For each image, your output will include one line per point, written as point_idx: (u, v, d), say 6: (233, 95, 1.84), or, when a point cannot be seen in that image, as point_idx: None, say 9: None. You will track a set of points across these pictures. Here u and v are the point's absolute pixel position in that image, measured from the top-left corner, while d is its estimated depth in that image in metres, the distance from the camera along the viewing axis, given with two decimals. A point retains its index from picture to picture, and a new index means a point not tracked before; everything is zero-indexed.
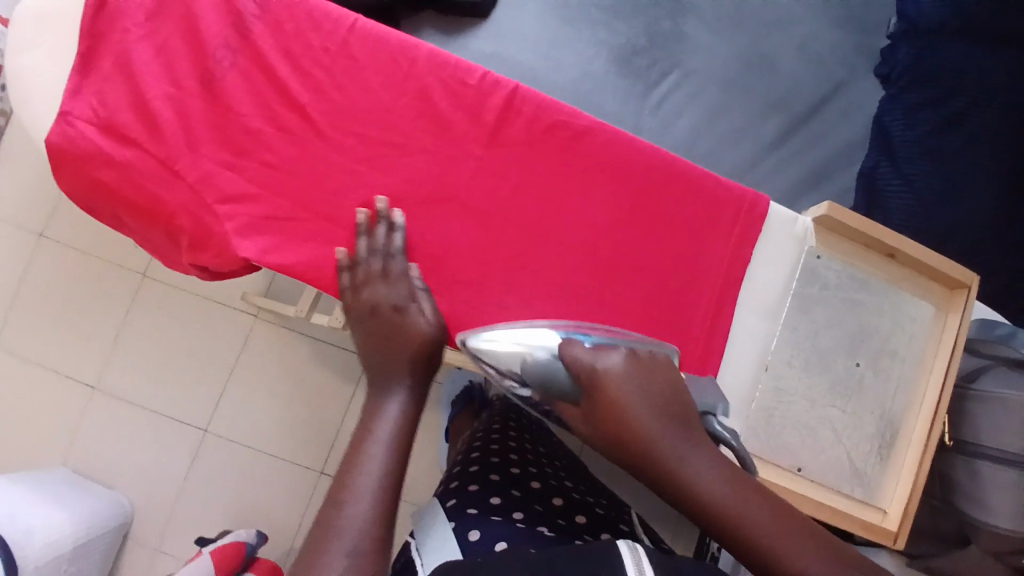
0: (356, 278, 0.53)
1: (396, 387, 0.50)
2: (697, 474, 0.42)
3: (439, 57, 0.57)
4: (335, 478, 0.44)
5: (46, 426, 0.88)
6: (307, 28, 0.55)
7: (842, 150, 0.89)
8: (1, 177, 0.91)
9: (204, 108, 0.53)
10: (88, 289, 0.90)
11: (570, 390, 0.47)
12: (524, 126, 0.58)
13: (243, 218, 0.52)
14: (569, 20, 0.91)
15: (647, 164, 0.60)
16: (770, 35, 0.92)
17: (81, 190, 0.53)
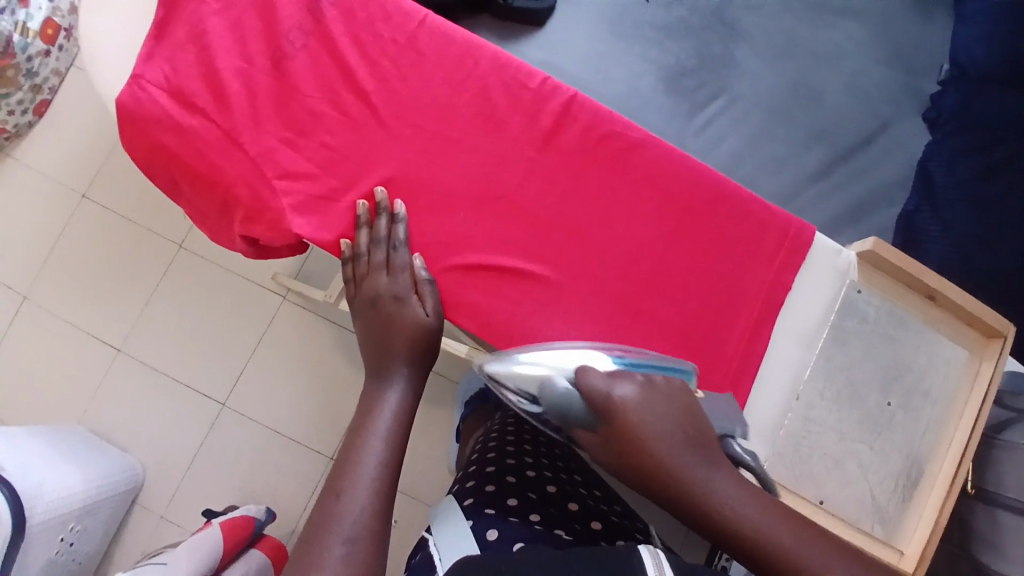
0: (358, 269, 0.56)
1: (395, 379, 0.57)
2: (721, 495, 0.44)
3: (503, 59, 0.59)
4: (337, 469, 0.52)
5: (110, 402, 1.18)
6: (378, 18, 0.58)
7: (884, 189, 0.94)
8: (125, 192, 1.22)
9: (273, 86, 0.57)
10: (189, 279, 1.20)
11: (587, 420, 0.47)
12: (579, 132, 0.59)
13: (299, 196, 0.55)
14: (622, 36, 0.96)
15: (698, 182, 0.59)
16: (822, 68, 0.97)
17: (145, 152, 0.57)
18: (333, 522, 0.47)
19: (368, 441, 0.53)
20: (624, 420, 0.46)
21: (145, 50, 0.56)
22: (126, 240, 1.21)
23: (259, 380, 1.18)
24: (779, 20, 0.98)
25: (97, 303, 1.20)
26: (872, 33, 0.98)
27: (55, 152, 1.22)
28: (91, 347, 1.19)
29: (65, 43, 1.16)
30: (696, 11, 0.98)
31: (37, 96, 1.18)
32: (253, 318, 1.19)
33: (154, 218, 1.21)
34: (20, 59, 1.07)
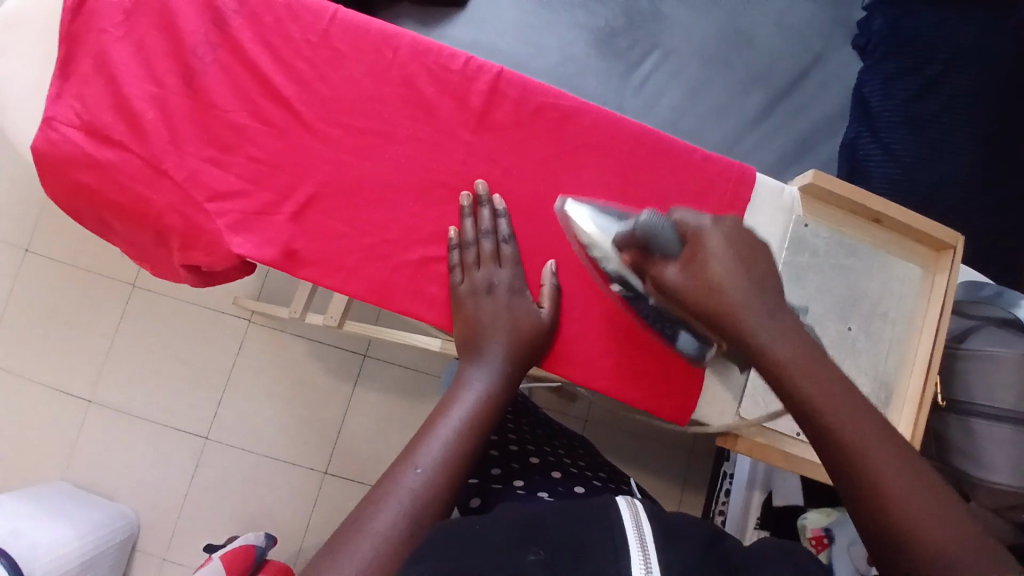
0: (467, 257, 0.55)
1: (486, 361, 0.53)
2: (771, 336, 0.45)
3: (422, 44, 0.58)
4: (406, 447, 0.49)
5: (90, 453, 1.15)
6: (287, 20, 0.57)
7: (825, 121, 0.95)
8: (67, 240, 1.18)
9: (189, 105, 0.55)
10: (148, 318, 1.17)
11: (667, 249, 0.51)
12: (510, 108, 0.58)
13: (234, 215, 0.54)
14: (545, 6, 0.95)
15: (635, 139, 0.59)
16: (747, 10, 0.98)
17: (70, 194, 0.55)
18: (386, 495, 0.45)
19: (437, 430, 0.49)
20: (705, 249, 0.49)
21: (51, 89, 0.54)
22: (77, 288, 1.17)
23: (239, 407, 1.16)
24: None
25: (59, 356, 1.16)
26: None
27: None
28: (60, 401, 1.16)
29: None
30: None
31: None
32: (223, 345, 1.17)
33: (103, 262, 1.18)
34: None
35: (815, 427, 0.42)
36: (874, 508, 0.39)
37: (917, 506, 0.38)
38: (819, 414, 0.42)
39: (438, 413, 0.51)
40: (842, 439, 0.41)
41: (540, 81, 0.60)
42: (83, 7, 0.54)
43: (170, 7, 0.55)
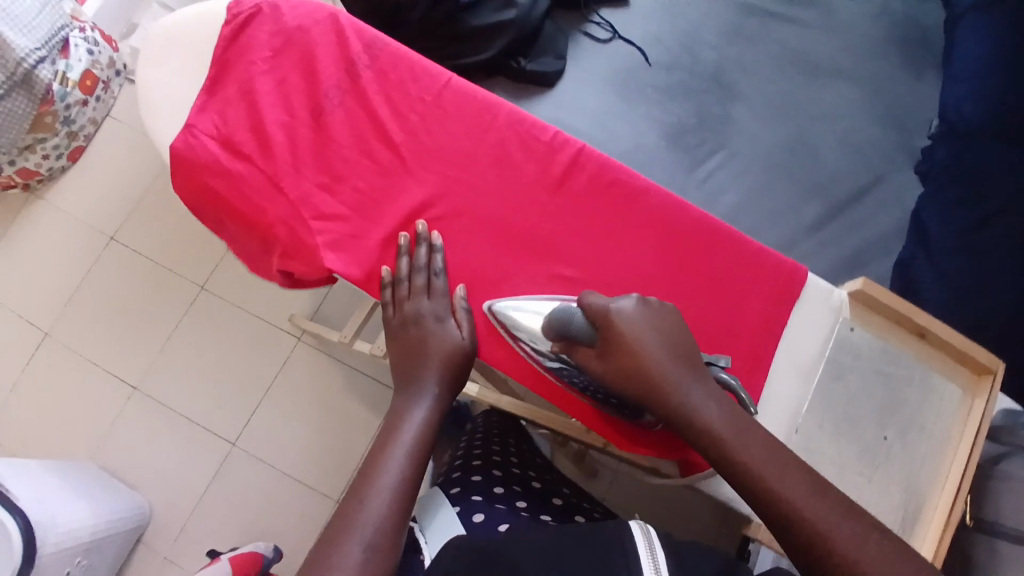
0: (400, 291, 0.60)
1: (422, 392, 0.57)
2: (700, 413, 0.53)
3: (520, 117, 0.64)
4: (357, 478, 0.52)
5: (122, 439, 1.20)
6: (408, 79, 0.64)
7: (880, 238, 0.99)
8: (154, 236, 1.29)
9: (311, 136, 0.62)
10: (209, 321, 1.24)
11: (583, 337, 0.57)
12: (589, 182, 0.64)
13: (333, 235, 0.60)
14: (624, 97, 1.04)
15: (699, 226, 0.64)
16: (814, 126, 1.05)
17: (194, 198, 0.62)
18: (349, 528, 0.48)
19: (389, 453, 0.53)
20: (620, 333, 0.56)
21: (198, 103, 0.62)
22: (151, 281, 1.26)
23: (271, 420, 1.20)
24: (773, 83, 1.07)
25: (118, 341, 1.24)
26: (859, 94, 1.07)
27: (93, 199, 1.32)
28: (107, 384, 1.22)
29: (103, 93, 1.32)
30: (694, 74, 1.07)
31: (72, 141, 1.31)
32: (268, 357, 1.23)
33: (179, 260, 1.27)
34: (59, 107, 1.23)
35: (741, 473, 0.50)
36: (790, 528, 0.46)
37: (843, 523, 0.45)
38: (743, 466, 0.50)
39: (384, 445, 0.54)
40: (761, 481, 0.49)
41: (618, 162, 0.66)
42: (236, 41, 0.63)
43: (311, 52, 0.63)
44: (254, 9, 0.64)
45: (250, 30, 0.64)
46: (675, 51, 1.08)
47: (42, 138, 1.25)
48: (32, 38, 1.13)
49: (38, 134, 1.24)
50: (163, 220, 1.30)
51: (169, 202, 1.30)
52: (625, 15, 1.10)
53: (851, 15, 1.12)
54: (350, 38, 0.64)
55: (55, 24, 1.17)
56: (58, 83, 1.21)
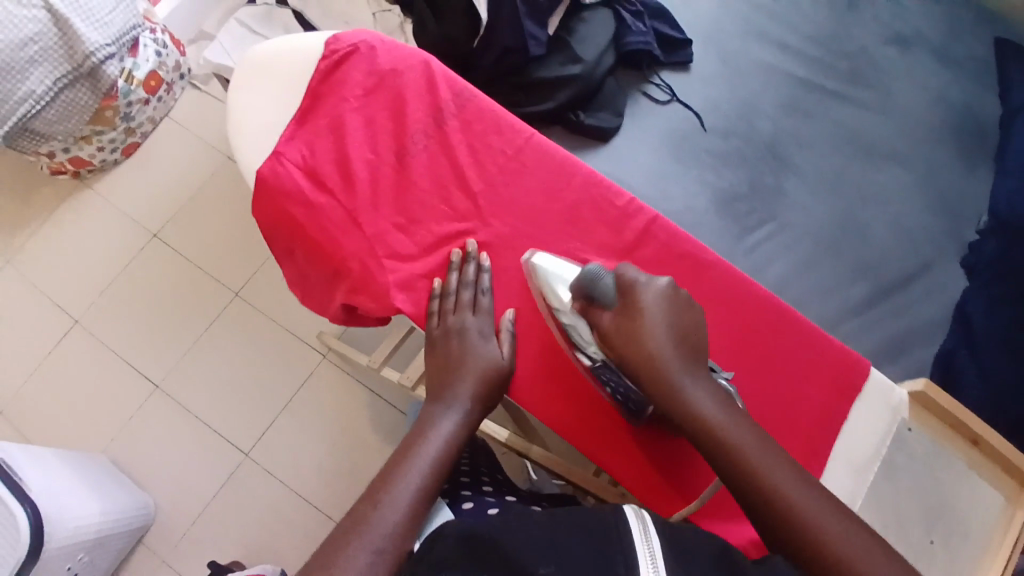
0: (448, 305, 0.67)
1: (449, 409, 0.61)
2: (694, 394, 0.57)
3: (595, 179, 0.71)
4: (378, 482, 0.55)
5: (136, 436, 1.19)
6: (491, 132, 0.73)
7: (923, 327, 0.99)
8: (195, 237, 1.30)
9: (393, 177, 0.71)
10: (238, 328, 1.25)
11: (607, 301, 0.63)
12: (656, 250, 0.68)
13: (405, 274, 0.69)
14: (678, 158, 1.06)
15: (765, 307, 0.65)
16: (866, 208, 1.05)
17: (272, 220, 0.70)
18: (364, 529, 0.51)
19: (412, 461, 0.57)
20: (639, 304, 0.61)
21: (289, 134, 0.71)
22: (188, 282, 1.27)
23: (290, 433, 1.20)
24: (828, 160, 1.08)
25: (147, 336, 1.24)
26: (911, 178, 1.07)
27: (140, 194, 1.33)
28: (131, 379, 1.22)
29: (164, 93, 1.35)
30: (750, 143, 1.08)
31: (128, 137, 1.33)
32: (295, 371, 1.23)
33: (216, 264, 1.28)
34: (121, 103, 1.25)
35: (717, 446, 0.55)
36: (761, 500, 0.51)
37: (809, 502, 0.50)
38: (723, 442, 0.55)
39: (407, 453, 0.58)
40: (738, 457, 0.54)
41: (688, 235, 0.69)
42: (331, 75, 0.73)
43: (402, 99, 0.73)
44: (352, 48, 0.73)
45: (345, 67, 0.73)
46: (732, 118, 1.09)
47: (100, 131, 1.26)
48: (104, 34, 1.13)
49: (97, 127, 1.25)
50: (207, 223, 1.32)
51: (214, 205, 1.33)
52: (687, 78, 1.11)
53: (910, 98, 1.12)
54: (440, 88, 0.73)
55: (129, 22, 1.18)
56: (123, 80, 1.22)
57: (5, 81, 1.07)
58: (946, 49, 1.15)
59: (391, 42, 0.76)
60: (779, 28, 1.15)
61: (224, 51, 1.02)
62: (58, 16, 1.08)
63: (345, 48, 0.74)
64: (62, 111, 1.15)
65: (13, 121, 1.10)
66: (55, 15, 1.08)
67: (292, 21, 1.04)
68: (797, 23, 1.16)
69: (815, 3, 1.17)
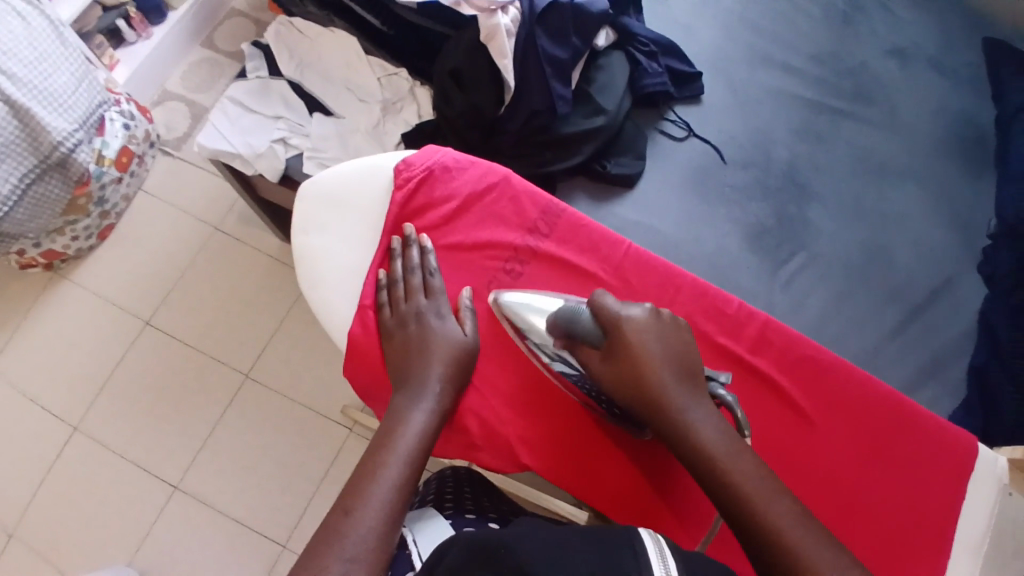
0: (398, 291, 0.74)
1: (414, 407, 0.66)
2: (692, 420, 0.62)
3: (702, 287, 0.75)
4: (354, 491, 0.60)
5: (162, 543, 1.14)
6: (589, 248, 0.78)
7: (955, 343, 0.99)
8: (191, 320, 1.26)
9: (494, 315, 0.76)
10: (256, 412, 1.21)
11: (591, 334, 0.68)
12: (776, 356, 0.73)
13: (518, 421, 0.73)
14: (705, 196, 1.03)
15: (882, 402, 0.71)
16: (887, 228, 1.05)
17: (368, 376, 0.74)
18: (336, 542, 0.55)
19: (384, 466, 0.61)
20: (624, 339, 0.66)
21: (369, 277, 0.76)
22: (194, 370, 1.24)
23: (324, 520, 1.15)
24: (845, 182, 1.07)
25: (157, 434, 1.20)
26: (925, 192, 1.07)
27: (121, 281, 1.29)
28: (148, 485, 1.17)
29: (137, 167, 1.29)
30: (770, 172, 1.06)
31: (104, 220, 1.29)
32: (322, 449, 1.19)
33: (221, 347, 1.25)
34: (94, 187, 1.20)
35: (710, 468, 0.60)
36: (751, 515, 0.57)
37: (788, 520, 0.56)
38: (711, 462, 0.60)
39: (377, 455, 0.63)
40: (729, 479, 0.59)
41: (803, 336, 0.74)
42: (411, 202, 0.78)
43: (483, 227, 0.78)
44: (425, 172, 0.78)
45: (423, 192, 0.78)
46: (749, 148, 1.07)
47: (74, 220, 1.22)
48: (68, 118, 1.09)
49: (70, 217, 1.21)
50: (206, 308, 1.27)
51: (207, 284, 1.29)
52: (699, 110, 1.09)
53: (913, 112, 1.13)
54: (527, 206, 0.79)
55: (95, 100, 1.15)
56: (94, 163, 1.18)
57: None
58: (940, 57, 1.16)
59: (464, 158, 0.80)
60: (782, 51, 1.15)
61: (220, 133, 0.93)
62: (17, 107, 1.02)
63: (419, 172, 0.78)
64: (32, 208, 1.10)
65: None
66: (15, 107, 1.02)
67: (291, 95, 0.97)
68: (797, 46, 1.16)
69: (812, 24, 1.18)
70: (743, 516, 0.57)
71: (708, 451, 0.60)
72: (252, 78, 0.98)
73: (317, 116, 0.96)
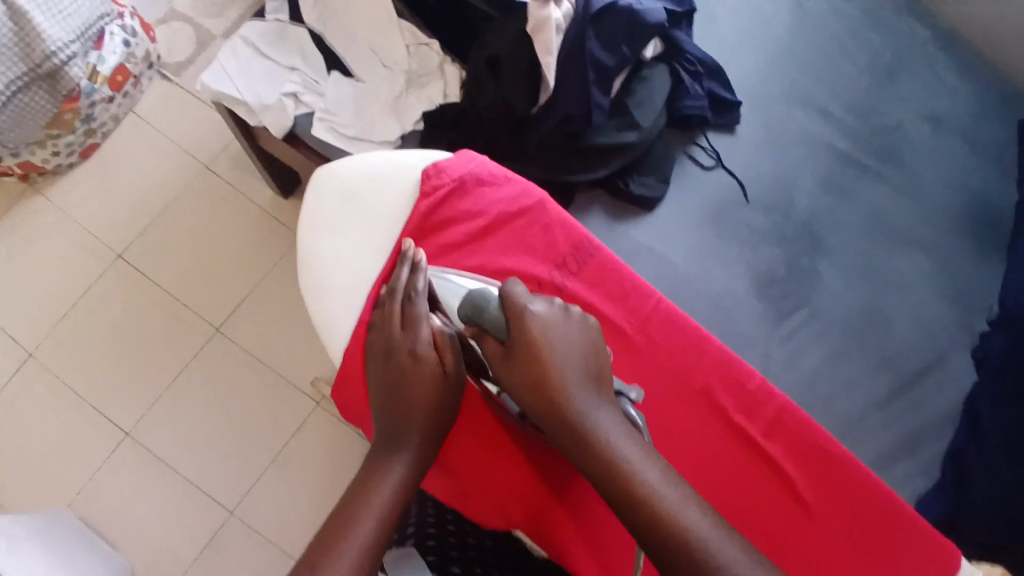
0: (385, 315, 0.68)
1: (396, 457, 0.61)
2: (598, 425, 0.58)
3: (726, 359, 0.72)
4: (321, 548, 0.54)
5: (104, 486, 1.11)
6: (617, 295, 0.74)
7: (935, 423, 0.92)
8: (168, 262, 1.21)
9: None
10: (220, 369, 1.16)
11: (497, 324, 0.63)
12: (787, 441, 0.71)
13: (514, 471, 0.70)
14: (722, 232, 0.99)
15: (882, 504, 0.69)
16: (890, 295, 0.98)
17: (358, 401, 0.71)
18: None
19: (359, 522, 0.56)
20: (528, 328, 0.61)
21: (370, 294, 0.71)
22: (162, 316, 1.18)
23: (275, 491, 1.11)
24: (860, 242, 1.01)
25: (113, 376, 1.15)
26: (934, 265, 1.01)
27: (103, 209, 1.23)
28: (95, 426, 1.13)
29: (131, 88, 1.23)
30: (789, 220, 1.01)
31: (87, 138, 1.22)
32: (282, 421, 1.14)
33: (194, 295, 1.19)
34: (83, 104, 1.14)
35: (617, 481, 0.55)
36: (661, 539, 0.52)
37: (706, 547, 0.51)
38: (619, 474, 0.55)
39: (354, 508, 0.57)
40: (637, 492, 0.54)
41: (817, 423, 0.72)
42: (435, 213, 0.74)
43: (509, 252, 0.74)
44: (457, 184, 0.74)
45: (449, 204, 0.74)
46: (773, 190, 1.02)
47: (57, 135, 1.15)
48: (66, 27, 1.04)
49: (53, 131, 1.14)
50: (184, 252, 1.21)
51: (188, 226, 1.22)
52: (731, 142, 1.04)
53: (940, 178, 1.06)
54: (558, 238, 0.75)
55: (96, 12, 1.09)
56: (87, 79, 1.12)
57: None
58: (973, 129, 1.09)
59: (499, 173, 0.76)
60: (823, 94, 1.09)
61: (226, 75, 0.86)
62: (15, 10, 0.98)
63: (448, 183, 0.74)
64: (15, 116, 1.05)
65: None
66: (12, 8, 0.98)
67: (308, 44, 0.91)
68: (838, 91, 1.10)
69: (857, 69, 1.11)
70: (653, 537, 0.52)
71: (615, 459, 0.55)
72: (271, 21, 0.91)
73: (334, 74, 0.89)
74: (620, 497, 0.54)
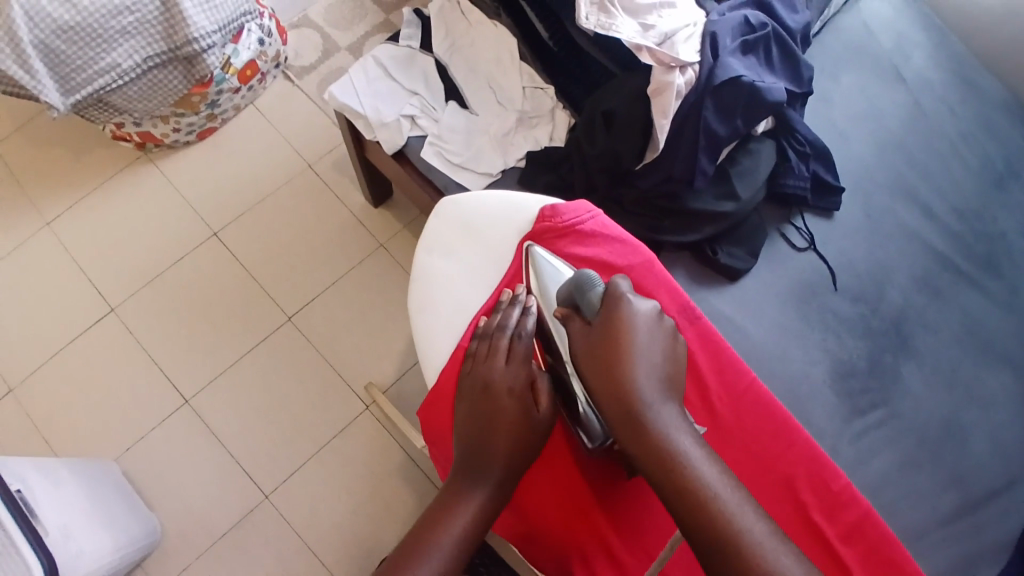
0: (485, 345, 0.69)
1: (477, 486, 0.61)
2: (668, 428, 0.56)
3: (815, 456, 0.71)
4: (397, 567, 0.55)
5: (156, 447, 1.15)
6: (712, 367, 0.73)
7: (997, 553, 0.86)
8: (258, 248, 1.27)
9: None
10: (286, 358, 1.20)
11: (591, 307, 0.63)
12: (863, 553, 0.69)
13: (588, 527, 0.68)
14: (806, 315, 0.97)
15: None
16: (970, 412, 0.93)
17: (439, 422, 0.72)
18: None
19: (434, 547, 0.57)
20: (620, 317, 0.61)
21: (472, 324, 0.74)
22: (240, 296, 1.24)
23: (311, 484, 1.14)
24: (949, 349, 0.97)
25: (187, 346, 1.21)
26: (1023, 388, 0.95)
27: (206, 188, 1.31)
28: (162, 390, 1.18)
29: (256, 83, 1.32)
30: (877, 314, 0.98)
31: (207, 122, 1.30)
32: (333, 418, 1.17)
33: (273, 282, 1.25)
34: (212, 90, 1.22)
35: (676, 482, 0.53)
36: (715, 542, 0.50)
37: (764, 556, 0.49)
38: (681, 476, 0.53)
39: (430, 532, 0.58)
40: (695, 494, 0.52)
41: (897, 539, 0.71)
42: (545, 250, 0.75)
43: None
44: (573, 226, 0.75)
45: (560, 243, 0.75)
46: (864, 281, 1.00)
47: (181, 114, 1.24)
48: (212, 18, 1.11)
49: (179, 110, 1.23)
50: (274, 241, 1.27)
51: (280, 217, 1.28)
52: (827, 227, 1.03)
53: None
54: (665, 300, 0.74)
55: (240, 9, 1.15)
56: (221, 68, 1.20)
57: (90, 47, 1.05)
58: None
59: (613, 227, 0.77)
60: (930, 192, 1.07)
61: (354, 90, 0.92)
62: None
63: (562, 225, 0.75)
64: (146, 89, 1.14)
65: (87, 89, 1.08)
66: None
67: (433, 72, 0.96)
68: (944, 191, 1.07)
69: (967, 171, 1.08)
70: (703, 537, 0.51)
71: (684, 461, 0.54)
72: (403, 45, 0.97)
73: (451, 104, 0.94)
74: (679, 496, 0.53)
